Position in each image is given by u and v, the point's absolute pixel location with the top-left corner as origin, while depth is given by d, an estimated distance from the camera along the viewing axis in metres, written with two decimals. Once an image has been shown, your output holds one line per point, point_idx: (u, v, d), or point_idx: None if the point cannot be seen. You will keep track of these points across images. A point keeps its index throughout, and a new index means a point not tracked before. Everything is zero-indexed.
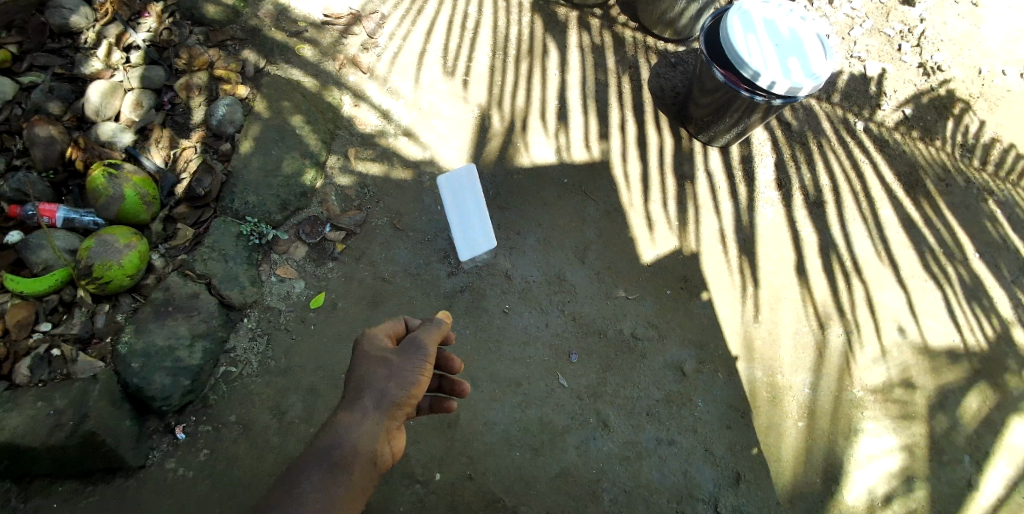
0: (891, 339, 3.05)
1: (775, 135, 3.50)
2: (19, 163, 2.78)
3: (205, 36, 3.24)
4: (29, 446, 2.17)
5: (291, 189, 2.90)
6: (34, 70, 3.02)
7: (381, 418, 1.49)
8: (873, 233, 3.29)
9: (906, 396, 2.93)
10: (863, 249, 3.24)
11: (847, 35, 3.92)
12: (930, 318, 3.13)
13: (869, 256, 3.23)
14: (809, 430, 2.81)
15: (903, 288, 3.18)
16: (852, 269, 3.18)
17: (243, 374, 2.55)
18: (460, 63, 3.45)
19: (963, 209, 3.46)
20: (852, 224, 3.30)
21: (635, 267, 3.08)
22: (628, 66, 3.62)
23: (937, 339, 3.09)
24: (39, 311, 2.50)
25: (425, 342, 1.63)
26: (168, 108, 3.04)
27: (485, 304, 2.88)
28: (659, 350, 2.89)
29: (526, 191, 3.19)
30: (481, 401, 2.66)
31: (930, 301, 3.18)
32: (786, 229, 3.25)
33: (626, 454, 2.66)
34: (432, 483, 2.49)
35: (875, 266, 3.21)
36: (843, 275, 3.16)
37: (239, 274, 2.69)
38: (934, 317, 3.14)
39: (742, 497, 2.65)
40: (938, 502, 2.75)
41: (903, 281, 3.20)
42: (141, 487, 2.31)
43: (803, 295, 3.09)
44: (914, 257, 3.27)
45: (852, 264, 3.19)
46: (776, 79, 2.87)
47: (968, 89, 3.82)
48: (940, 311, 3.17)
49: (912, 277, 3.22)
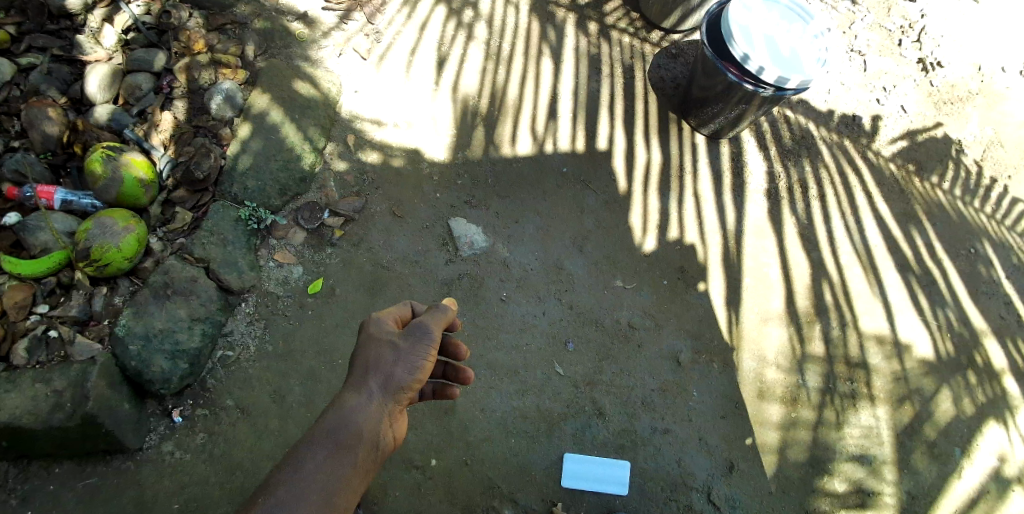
0: (872, 334, 3.08)
1: (772, 128, 3.54)
2: (17, 145, 2.76)
3: (204, 20, 3.21)
4: (27, 427, 2.16)
5: (290, 174, 2.89)
6: (32, 51, 2.99)
7: (386, 401, 1.50)
8: (853, 228, 3.35)
9: (896, 389, 2.98)
10: (844, 243, 3.30)
11: (849, 29, 3.92)
12: (905, 315, 3.17)
13: (844, 246, 3.29)
14: (801, 420, 2.84)
15: (876, 284, 3.22)
16: (831, 261, 3.23)
17: (242, 358, 2.56)
18: (456, 51, 3.46)
19: (955, 207, 3.55)
20: (834, 221, 3.35)
21: (634, 258, 3.10)
22: (628, 59, 3.66)
23: (909, 334, 3.13)
24: (37, 293, 2.50)
25: (431, 327, 1.62)
26: (167, 91, 3.00)
27: (483, 291, 2.89)
28: (655, 340, 2.91)
29: (526, 179, 3.20)
30: (478, 388, 2.68)
31: (898, 294, 3.22)
32: (766, 220, 3.28)
33: (621, 442, 2.68)
34: (429, 468, 2.51)
35: (849, 258, 3.26)
36: (825, 266, 3.21)
37: (238, 259, 2.69)
38: (907, 311, 3.18)
39: (734, 487, 2.67)
40: (927, 492, 2.79)
41: (877, 274, 3.25)
42: (139, 468, 2.32)
43: (785, 288, 3.12)
44: (883, 249, 3.33)
45: (831, 256, 3.25)
46: (765, 65, 2.91)
47: (967, 86, 3.87)
48: (912, 306, 3.20)
49: (886, 271, 3.27)
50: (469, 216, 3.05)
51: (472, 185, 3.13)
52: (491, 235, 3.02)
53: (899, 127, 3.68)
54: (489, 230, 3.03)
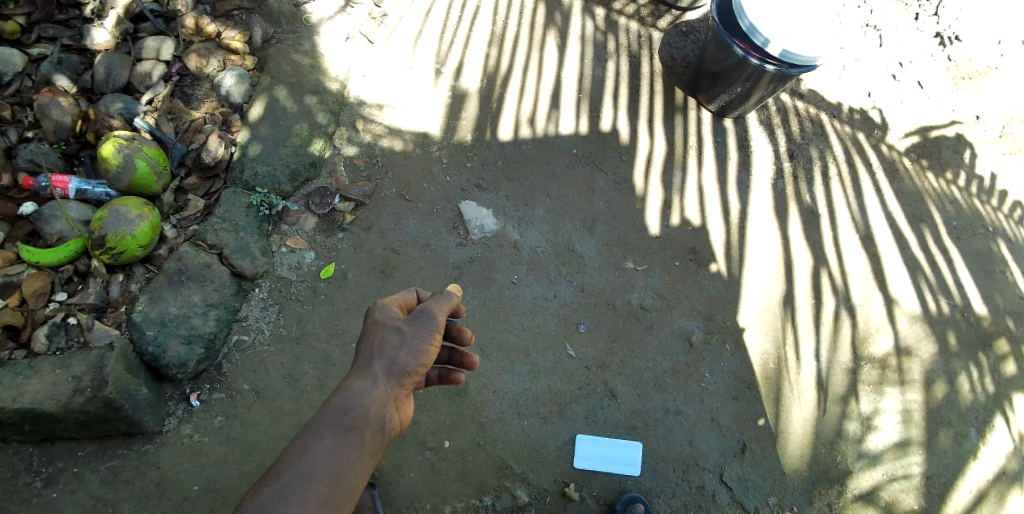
0: (876, 313, 3.06)
1: (783, 107, 3.50)
2: (30, 135, 2.80)
3: (211, 7, 3.21)
4: (49, 411, 2.21)
5: (300, 160, 2.91)
6: (42, 42, 3.02)
7: (391, 385, 1.48)
8: (857, 207, 3.31)
9: (910, 369, 2.96)
10: (852, 221, 3.27)
11: (864, 3, 3.82)
12: (904, 289, 3.15)
13: (846, 224, 3.26)
14: (814, 400, 2.83)
15: (875, 262, 3.19)
16: (831, 240, 3.20)
17: (256, 343, 2.59)
18: (462, 32, 3.43)
19: (970, 199, 3.51)
20: (837, 199, 3.31)
21: (645, 239, 3.08)
22: (637, 39, 3.62)
23: (917, 312, 3.11)
24: (55, 282, 2.53)
25: (435, 313, 1.62)
26: (176, 79, 3.02)
27: (494, 274, 2.89)
28: (667, 320, 2.91)
29: (536, 160, 3.19)
30: (489, 371, 2.69)
31: (905, 269, 3.20)
32: (777, 201, 3.24)
33: (632, 423, 2.69)
34: (443, 450, 2.53)
35: (849, 236, 3.23)
36: (826, 245, 3.18)
37: (250, 245, 2.71)
38: (905, 291, 3.15)
39: (746, 467, 2.68)
40: (942, 472, 2.78)
41: (876, 251, 3.21)
42: (159, 450, 2.37)
43: (786, 268, 3.08)
44: (885, 226, 3.30)
45: (832, 235, 3.21)
46: (772, 39, 2.87)
47: (984, 62, 3.82)
48: (920, 285, 3.19)
49: (888, 248, 3.24)
50: (479, 199, 3.04)
51: (482, 168, 3.12)
52: (502, 217, 3.02)
53: (912, 101, 3.64)
54: (499, 212, 3.03)
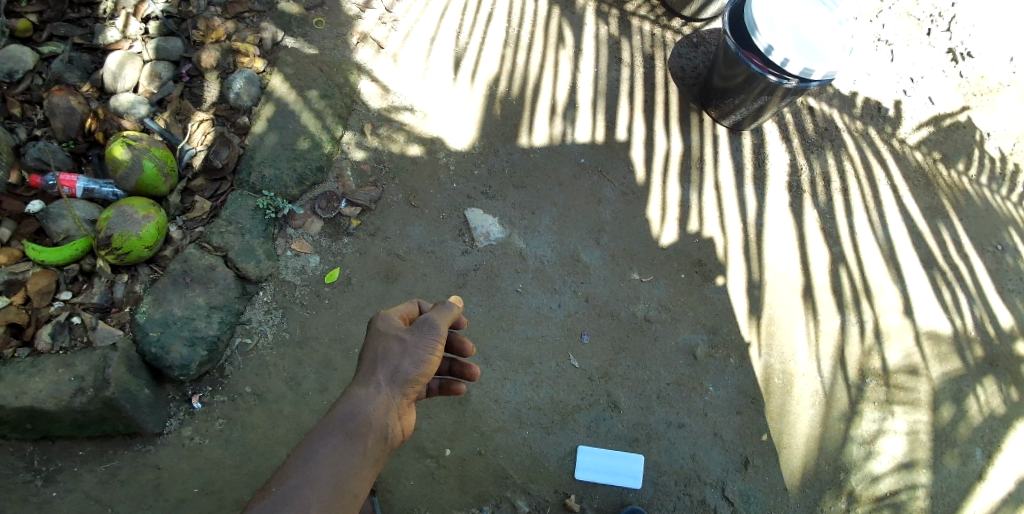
0: (885, 331, 3.02)
1: (795, 117, 3.47)
2: (39, 133, 2.81)
3: (222, 9, 3.22)
4: (49, 410, 2.21)
5: (307, 163, 2.90)
6: (54, 40, 3.02)
7: (394, 394, 1.46)
8: (876, 220, 3.28)
9: (917, 388, 2.92)
10: (867, 234, 3.24)
11: (877, 17, 3.79)
12: (930, 313, 3.11)
13: (858, 238, 3.21)
14: (818, 416, 2.80)
15: (899, 282, 3.15)
16: (853, 255, 3.17)
17: (259, 346, 2.58)
18: (474, 39, 3.42)
19: (983, 195, 3.52)
20: (857, 214, 3.28)
21: (651, 250, 3.07)
22: (649, 47, 3.60)
23: (929, 333, 3.06)
24: (60, 280, 2.54)
25: (438, 322, 1.59)
26: (186, 79, 3.03)
27: (499, 282, 2.89)
28: (671, 332, 2.89)
29: (543, 169, 3.17)
30: (492, 379, 2.68)
31: (914, 285, 3.16)
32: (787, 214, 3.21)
33: (635, 436, 2.68)
34: (443, 458, 2.52)
35: (871, 250, 3.20)
36: (840, 261, 3.14)
37: (255, 248, 2.71)
38: (917, 310, 3.10)
39: (748, 482, 2.66)
40: (945, 492, 2.76)
41: (885, 268, 3.17)
42: (159, 452, 2.36)
43: (804, 282, 3.06)
44: (907, 241, 3.26)
45: (853, 250, 3.18)
46: (789, 57, 2.85)
47: (995, 78, 3.80)
48: (936, 304, 3.14)
49: (911, 265, 3.21)
50: (487, 207, 3.03)
51: (488, 176, 3.11)
52: (508, 226, 3.01)
53: (922, 115, 3.61)
54: (506, 221, 3.02)
